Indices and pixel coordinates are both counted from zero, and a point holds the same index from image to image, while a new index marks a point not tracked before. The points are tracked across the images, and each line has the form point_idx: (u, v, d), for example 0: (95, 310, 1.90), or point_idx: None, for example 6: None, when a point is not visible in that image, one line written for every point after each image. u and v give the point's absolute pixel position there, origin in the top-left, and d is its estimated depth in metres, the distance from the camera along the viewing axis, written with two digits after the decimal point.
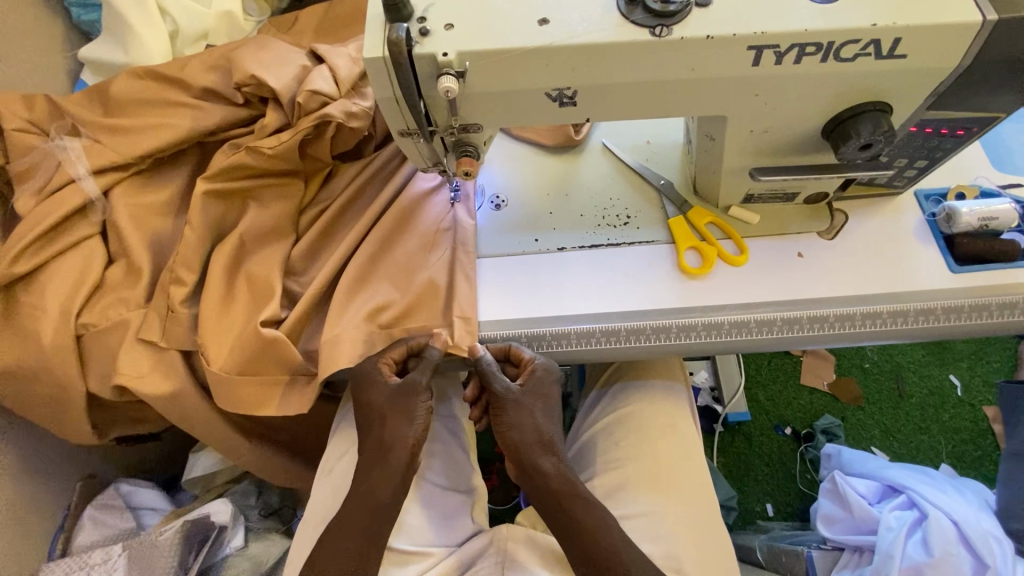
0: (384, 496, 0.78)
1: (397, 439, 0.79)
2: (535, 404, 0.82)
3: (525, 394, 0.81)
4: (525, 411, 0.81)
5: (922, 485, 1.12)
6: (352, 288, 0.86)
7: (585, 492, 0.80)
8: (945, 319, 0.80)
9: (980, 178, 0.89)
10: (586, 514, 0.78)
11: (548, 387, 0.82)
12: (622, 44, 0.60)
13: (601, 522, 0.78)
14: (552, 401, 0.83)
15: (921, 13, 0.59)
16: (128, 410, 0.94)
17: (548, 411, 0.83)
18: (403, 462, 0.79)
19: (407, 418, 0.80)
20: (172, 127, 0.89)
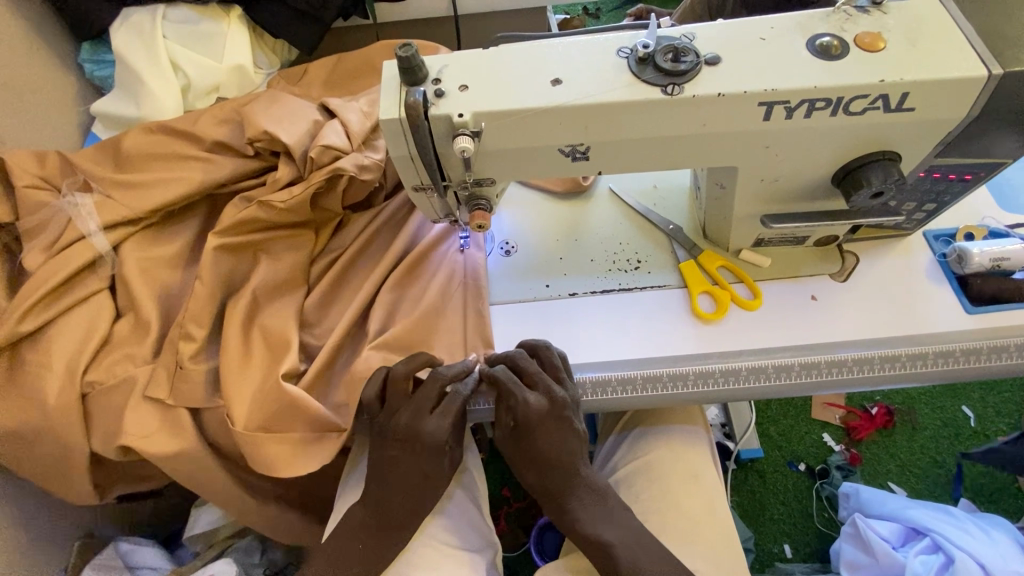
0: (390, 537, 0.79)
1: (418, 478, 0.77)
2: (539, 440, 0.78)
3: (529, 433, 0.78)
4: (533, 447, 0.78)
5: (946, 527, 1.13)
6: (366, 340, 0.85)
7: (593, 525, 0.79)
8: (965, 361, 0.79)
9: (987, 218, 0.90)
10: (592, 550, 0.78)
11: (545, 429, 0.78)
12: (635, 103, 0.61)
13: (606, 559, 0.77)
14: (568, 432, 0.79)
15: (929, 68, 0.60)
16: (133, 467, 0.92)
17: (559, 446, 0.79)
18: (415, 502, 0.79)
19: (421, 462, 0.76)
20: (184, 181, 0.90)
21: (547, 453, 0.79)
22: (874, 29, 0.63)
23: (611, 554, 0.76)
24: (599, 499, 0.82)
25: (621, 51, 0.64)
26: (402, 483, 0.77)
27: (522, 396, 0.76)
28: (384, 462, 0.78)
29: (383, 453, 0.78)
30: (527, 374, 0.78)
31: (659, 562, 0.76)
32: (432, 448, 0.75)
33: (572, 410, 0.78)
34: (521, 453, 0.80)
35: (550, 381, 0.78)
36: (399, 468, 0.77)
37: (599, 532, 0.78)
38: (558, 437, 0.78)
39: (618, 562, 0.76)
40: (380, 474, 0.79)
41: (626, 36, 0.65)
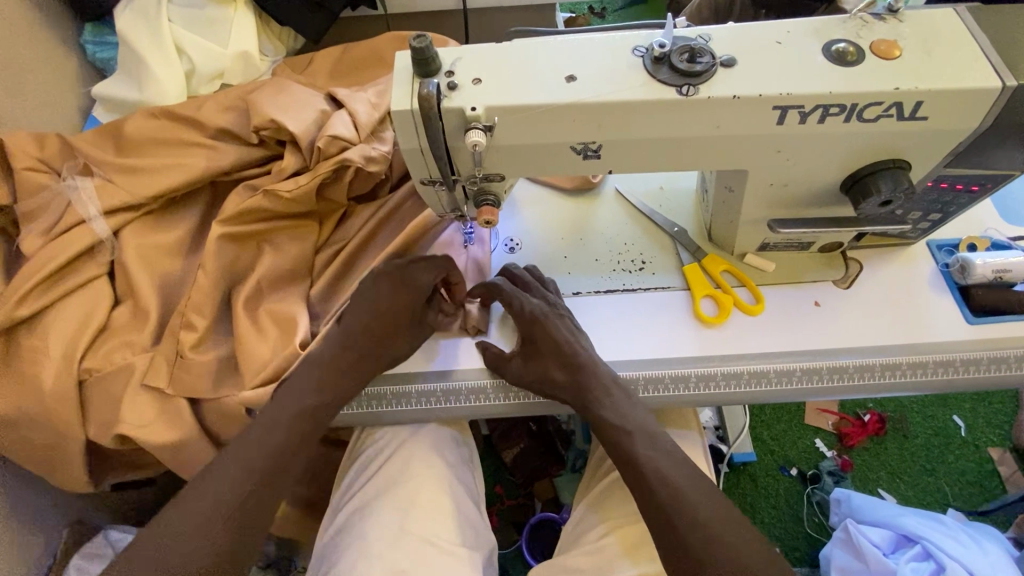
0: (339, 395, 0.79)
1: (388, 338, 0.81)
2: (545, 334, 0.80)
3: (531, 328, 0.81)
4: (541, 341, 0.80)
5: (937, 535, 1.15)
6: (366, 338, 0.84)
7: (609, 412, 0.77)
8: (965, 372, 0.80)
9: (989, 230, 0.90)
10: (611, 440, 0.77)
11: (552, 321, 0.81)
12: (649, 102, 0.61)
13: (622, 449, 0.77)
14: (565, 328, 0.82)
15: (943, 78, 0.60)
16: (128, 455, 0.91)
17: (568, 338, 0.81)
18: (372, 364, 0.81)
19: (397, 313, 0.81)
20: (186, 168, 0.89)
21: (556, 343, 0.80)
22: (890, 36, 0.63)
23: (628, 442, 0.76)
24: (614, 390, 0.79)
25: (637, 50, 0.63)
26: (379, 331, 0.81)
27: (524, 298, 0.83)
28: (364, 305, 0.82)
29: (368, 301, 0.82)
30: (526, 285, 0.86)
31: (671, 460, 0.76)
32: (416, 299, 0.82)
33: (564, 307, 0.85)
34: (530, 352, 0.82)
35: (541, 287, 0.86)
36: (381, 318, 0.81)
37: (616, 419, 0.77)
38: (565, 331, 0.81)
39: (633, 448, 0.76)
40: (357, 317, 0.81)
41: (641, 35, 0.65)
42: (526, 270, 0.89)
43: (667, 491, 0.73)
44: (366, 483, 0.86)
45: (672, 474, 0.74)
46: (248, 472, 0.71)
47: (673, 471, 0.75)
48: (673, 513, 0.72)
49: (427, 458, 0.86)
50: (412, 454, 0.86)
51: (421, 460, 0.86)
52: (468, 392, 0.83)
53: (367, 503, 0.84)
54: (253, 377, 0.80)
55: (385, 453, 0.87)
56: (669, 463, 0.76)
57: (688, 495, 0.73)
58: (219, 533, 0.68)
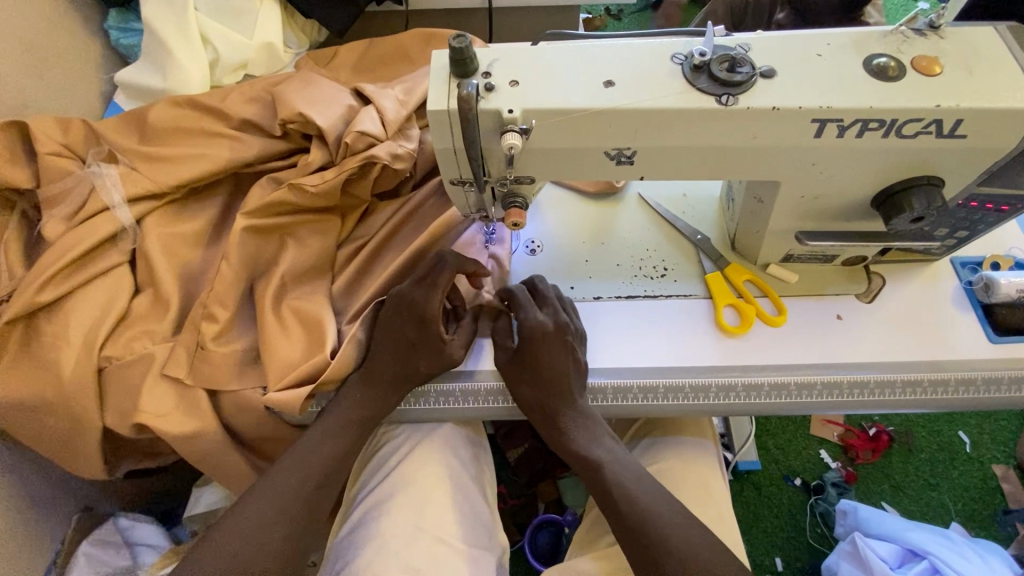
0: (372, 410, 0.81)
1: (409, 362, 0.81)
2: (540, 359, 0.80)
3: (529, 349, 0.80)
4: (531, 362, 0.80)
5: (943, 550, 1.15)
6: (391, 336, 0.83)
7: (583, 445, 0.82)
8: (984, 391, 0.80)
9: (1013, 248, 0.90)
10: (581, 465, 0.81)
11: (550, 348, 0.80)
12: (687, 111, 0.61)
13: (594, 476, 0.80)
14: (561, 361, 0.80)
15: (985, 96, 0.60)
16: (143, 443, 0.91)
17: (559, 365, 0.80)
18: (396, 388, 0.82)
19: (414, 339, 0.81)
20: (211, 158, 0.88)
21: (546, 366, 0.79)
22: (931, 53, 0.62)
23: (600, 473, 0.80)
24: (590, 423, 0.82)
25: (676, 57, 0.63)
26: (401, 350, 0.81)
27: (531, 312, 0.82)
28: (387, 332, 0.83)
29: (389, 328, 0.82)
30: (541, 298, 0.85)
31: (653, 494, 0.78)
32: (427, 323, 0.80)
33: (573, 335, 0.82)
34: (520, 368, 0.81)
35: (557, 307, 0.84)
36: (402, 336, 0.81)
37: (590, 451, 0.81)
38: (561, 357, 0.80)
39: (602, 478, 0.79)
40: (382, 345, 0.83)
41: (680, 42, 0.65)
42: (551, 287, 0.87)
43: (644, 522, 0.75)
44: (382, 479, 0.86)
45: (654, 509, 0.76)
46: (298, 482, 0.78)
47: (657, 503, 0.77)
48: (653, 546, 0.73)
49: (445, 458, 0.86)
50: (431, 452, 0.86)
51: (440, 458, 0.86)
52: (487, 395, 0.83)
53: (382, 499, 0.84)
54: (276, 367, 0.80)
55: (403, 451, 0.87)
56: (656, 501, 0.77)
57: (664, 526, 0.74)
58: (262, 523, 0.74)
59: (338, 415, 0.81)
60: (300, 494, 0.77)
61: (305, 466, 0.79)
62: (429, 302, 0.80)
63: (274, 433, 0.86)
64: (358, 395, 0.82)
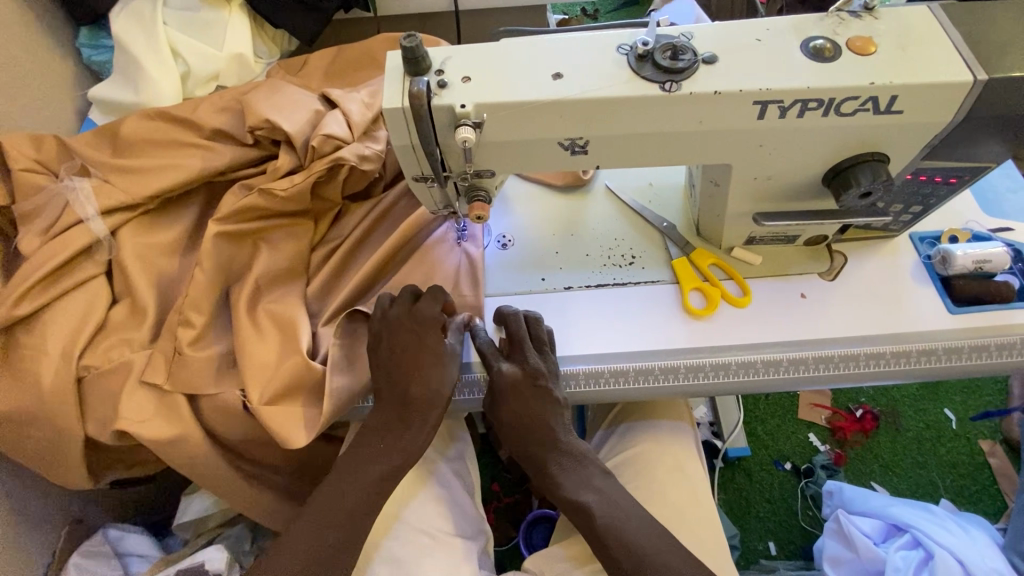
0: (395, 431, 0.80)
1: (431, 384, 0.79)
2: (513, 406, 0.81)
3: (503, 398, 0.81)
4: (506, 414, 0.82)
5: (927, 524, 1.17)
6: (395, 362, 0.80)
7: (572, 489, 0.81)
8: (946, 360, 0.82)
9: (971, 222, 0.92)
10: (572, 512, 0.81)
11: (523, 394, 0.80)
12: (633, 98, 0.63)
13: (588, 524, 0.79)
14: (534, 407, 0.81)
15: (918, 73, 0.62)
16: (127, 452, 0.92)
17: (536, 410, 0.81)
18: (424, 415, 0.79)
19: (428, 356, 0.80)
20: (183, 168, 0.90)
21: (524, 413, 0.81)
22: (865, 33, 0.65)
23: (592, 519, 0.78)
24: (578, 466, 0.83)
25: (622, 47, 0.65)
26: (410, 371, 0.79)
27: (500, 363, 0.81)
28: (393, 360, 0.80)
29: (392, 355, 0.80)
30: (513, 339, 0.82)
31: (635, 520, 0.79)
32: (433, 332, 0.81)
33: (547, 377, 0.81)
34: (500, 419, 0.82)
35: (530, 350, 0.82)
36: (410, 357, 0.80)
37: (576, 494, 0.81)
38: (534, 403, 0.81)
39: (595, 524, 0.78)
40: (388, 376, 0.80)
41: (625, 34, 0.67)
42: (523, 316, 0.84)
43: (629, 557, 0.75)
44: None
45: (636, 540, 0.76)
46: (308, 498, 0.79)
47: (634, 521, 0.78)
48: None
49: (424, 454, 0.89)
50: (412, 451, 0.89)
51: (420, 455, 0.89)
52: (463, 386, 0.85)
53: None
54: (251, 368, 0.81)
55: None
56: (634, 525, 0.78)
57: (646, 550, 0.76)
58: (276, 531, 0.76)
59: (359, 445, 0.81)
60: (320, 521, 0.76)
61: (324, 494, 0.79)
62: (432, 317, 0.81)
63: (255, 435, 0.88)
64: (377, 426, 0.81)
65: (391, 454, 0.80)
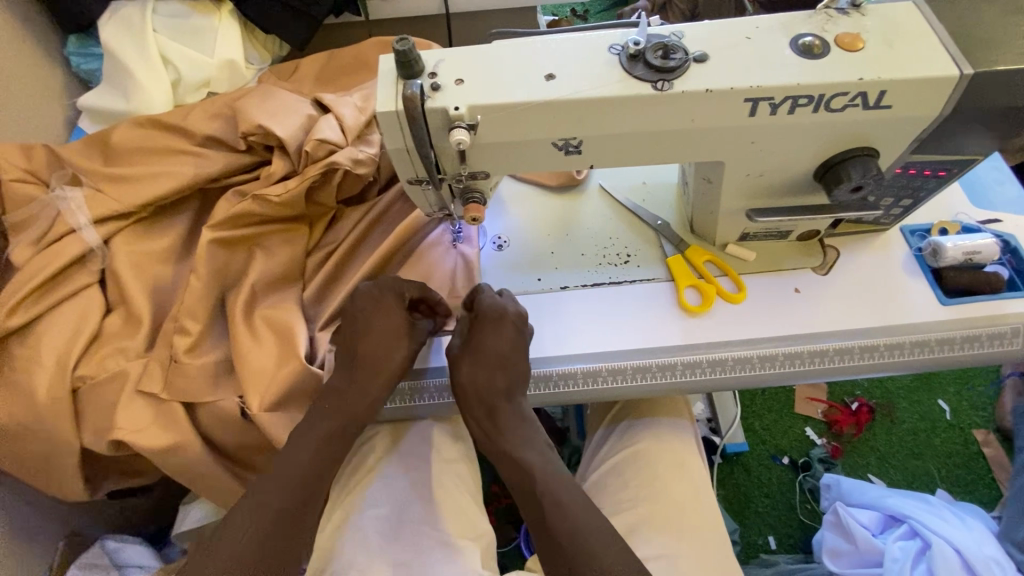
0: (347, 411, 0.79)
1: (382, 352, 0.80)
2: (489, 341, 0.81)
3: (480, 329, 0.82)
4: (479, 348, 0.81)
5: (924, 514, 1.17)
6: (350, 342, 0.82)
7: (516, 446, 0.82)
8: (940, 351, 0.83)
9: (960, 215, 0.93)
10: (511, 467, 0.82)
11: (502, 333, 0.81)
12: (625, 98, 0.63)
13: (523, 479, 0.81)
14: (506, 352, 0.81)
15: (905, 68, 0.63)
16: (124, 461, 0.91)
17: (507, 356, 0.81)
18: (372, 387, 0.80)
19: (384, 324, 0.82)
20: (176, 175, 0.90)
21: (495, 357, 0.81)
22: (853, 30, 0.66)
23: (529, 474, 0.81)
24: (527, 425, 0.84)
25: (613, 47, 0.66)
26: (366, 339, 0.81)
27: (490, 293, 0.84)
28: (354, 330, 0.82)
29: (352, 326, 0.83)
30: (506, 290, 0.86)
31: (574, 494, 0.79)
32: (393, 303, 0.83)
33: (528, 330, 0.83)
34: (468, 351, 0.82)
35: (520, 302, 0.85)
36: (367, 323, 0.82)
37: (518, 451, 0.82)
38: (511, 347, 0.81)
39: (532, 479, 0.80)
40: (347, 348, 0.82)
41: (617, 34, 0.67)
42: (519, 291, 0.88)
43: (563, 522, 0.77)
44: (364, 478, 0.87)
45: (570, 508, 0.78)
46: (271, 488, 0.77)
47: (584, 517, 0.77)
48: (557, 537, 0.76)
49: (415, 457, 0.88)
50: (402, 457, 0.88)
51: (412, 460, 0.87)
52: (434, 390, 0.86)
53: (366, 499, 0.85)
54: (249, 374, 0.81)
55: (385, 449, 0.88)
56: (578, 509, 0.78)
57: (586, 540, 0.75)
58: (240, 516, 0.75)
59: (309, 418, 0.81)
60: (269, 496, 0.76)
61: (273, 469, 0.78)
62: (400, 296, 0.84)
63: (253, 442, 0.87)
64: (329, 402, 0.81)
65: (336, 427, 0.79)
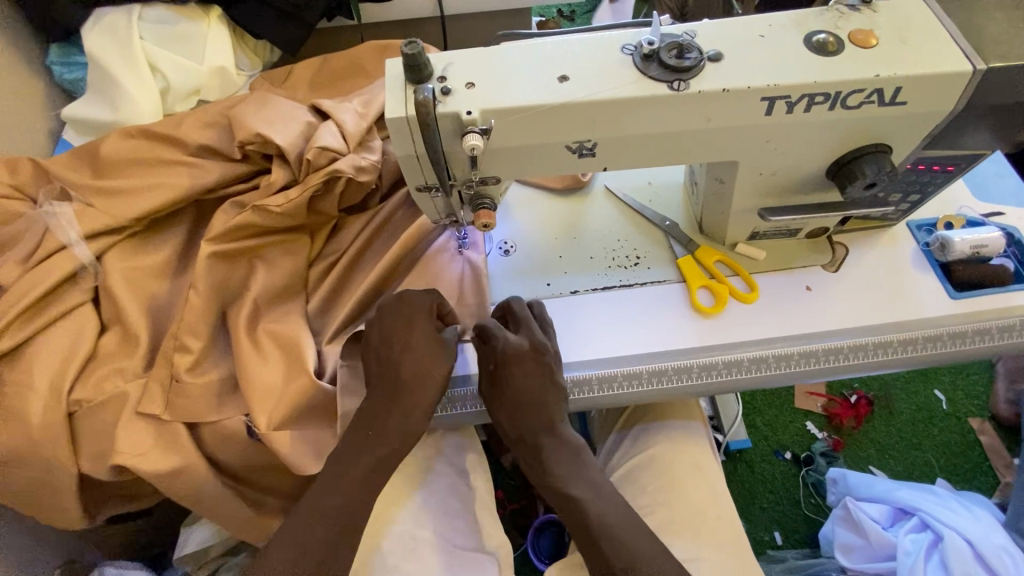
0: (383, 433, 0.75)
1: (418, 372, 0.76)
2: (517, 382, 0.78)
3: (506, 372, 0.78)
4: (508, 391, 0.79)
5: (933, 506, 1.17)
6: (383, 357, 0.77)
7: (565, 482, 0.79)
8: (952, 345, 0.83)
9: (963, 208, 0.94)
10: (563, 506, 0.78)
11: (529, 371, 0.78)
12: (640, 99, 0.62)
13: (578, 519, 0.77)
14: (537, 390, 0.79)
15: (920, 64, 0.62)
16: (124, 486, 0.88)
17: (538, 394, 0.79)
18: (412, 410, 0.75)
19: (415, 343, 0.77)
20: (170, 187, 0.86)
21: (529, 397, 0.79)
22: (866, 26, 0.65)
23: (584, 513, 0.77)
24: (572, 459, 0.81)
25: (626, 48, 0.64)
26: (397, 358, 0.76)
27: (505, 334, 0.79)
28: (380, 350, 0.78)
29: (381, 345, 0.78)
30: (519, 321, 0.82)
31: (630, 526, 0.76)
32: (421, 319, 0.78)
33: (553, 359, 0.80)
34: (498, 398, 0.80)
35: (537, 330, 0.81)
36: (396, 343, 0.77)
37: (569, 489, 0.79)
38: (540, 383, 0.79)
39: (586, 519, 0.76)
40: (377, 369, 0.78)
41: (629, 34, 0.66)
42: (528, 305, 0.85)
43: (621, 557, 0.74)
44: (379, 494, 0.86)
45: (628, 539, 0.75)
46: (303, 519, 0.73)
47: (636, 537, 0.75)
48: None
49: (428, 475, 0.85)
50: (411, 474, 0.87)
51: (424, 477, 0.85)
52: (463, 399, 0.83)
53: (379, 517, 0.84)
54: (255, 392, 0.78)
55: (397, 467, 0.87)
56: (631, 533, 0.75)
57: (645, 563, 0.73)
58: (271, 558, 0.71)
59: (342, 448, 0.76)
60: (306, 533, 0.72)
61: (306, 503, 0.74)
62: (423, 310, 0.79)
63: (260, 461, 0.84)
64: (361, 428, 0.76)
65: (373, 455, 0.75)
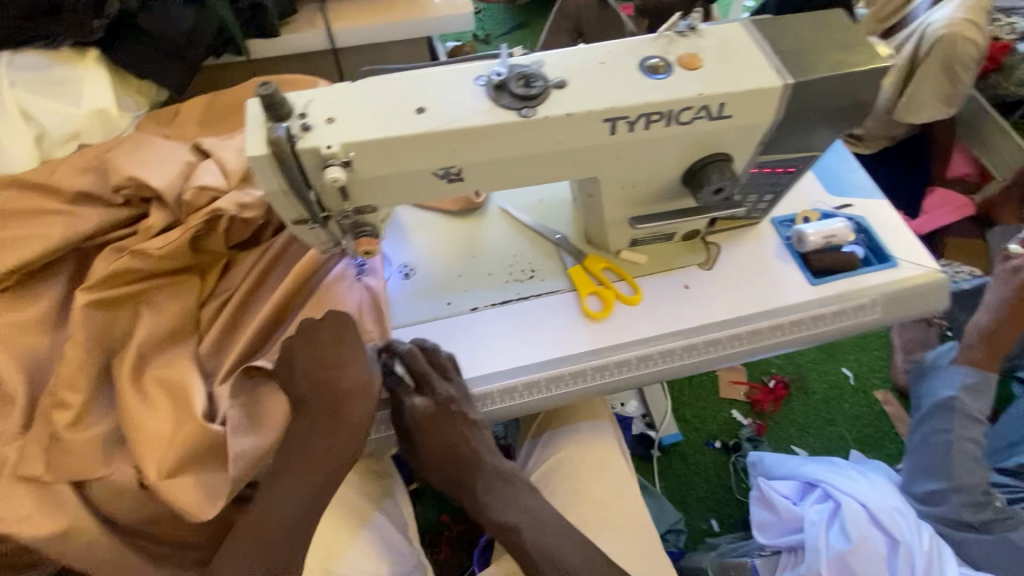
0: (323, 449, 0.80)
1: (352, 390, 0.79)
2: (433, 438, 0.84)
3: (422, 430, 0.84)
4: (428, 443, 0.85)
5: (834, 477, 1.24)
6: (316, 372, 0.79)
7: (501, 511, 0.87)
8: (813, 327, 0.93)
9: (820, 203, 1.05)
10: (502, 533, 0.86)
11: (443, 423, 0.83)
12: (492, 126, 0.66)
13: (516, 541, 0.85)
14: (456, 438, 0.85)
15: (736, 82, 0.70)
16: (10, 557, 0.82)
17: (458, 441, 0.85)
18: (349, 429, 0.79)
19: (343, 366, 0.79)
20: (41, 237, 0.84)
21: (449, 446, 0.85)
22: (691, 50, 0.73)
23: (518, 537, 0.84)
24: (507, 485, 0.89)
25: (478, 79, 0.69)
26: (325, 385, 0.79)
27: (410, 399, 0.83)
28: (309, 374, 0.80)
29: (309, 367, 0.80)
30: (418, 375, 0.83)
31: (562, 535, 0.85)
32: (349, 341, 0.80)
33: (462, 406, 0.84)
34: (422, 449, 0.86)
35: (434, 380, 0.83)
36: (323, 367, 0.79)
37: (503, 516, 0.86)
38: (454, 431, 0.84)
39: (524, 540, 0.84)
40: (311, 389, 0.80)
41: (482, 67, 0.71)
42: (428, 348, 0.85)
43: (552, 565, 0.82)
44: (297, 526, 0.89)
45: (558, 552, 0.83)
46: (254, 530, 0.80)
47: (563, 546, 0.83)
48: None
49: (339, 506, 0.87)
50: None
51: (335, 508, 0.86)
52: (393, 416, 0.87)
53: None
54: (143, 442, 0.76)
55: None
56: (561, 544, 0.84)
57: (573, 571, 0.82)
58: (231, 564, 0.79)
59: (284, 467, 0.81)
60: (256, 550, 0.80)
61: (253, 521, 0.80)
62: (346, 333, 0.80)
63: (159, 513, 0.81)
64: (301, 450, 0.81)
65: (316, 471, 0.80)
